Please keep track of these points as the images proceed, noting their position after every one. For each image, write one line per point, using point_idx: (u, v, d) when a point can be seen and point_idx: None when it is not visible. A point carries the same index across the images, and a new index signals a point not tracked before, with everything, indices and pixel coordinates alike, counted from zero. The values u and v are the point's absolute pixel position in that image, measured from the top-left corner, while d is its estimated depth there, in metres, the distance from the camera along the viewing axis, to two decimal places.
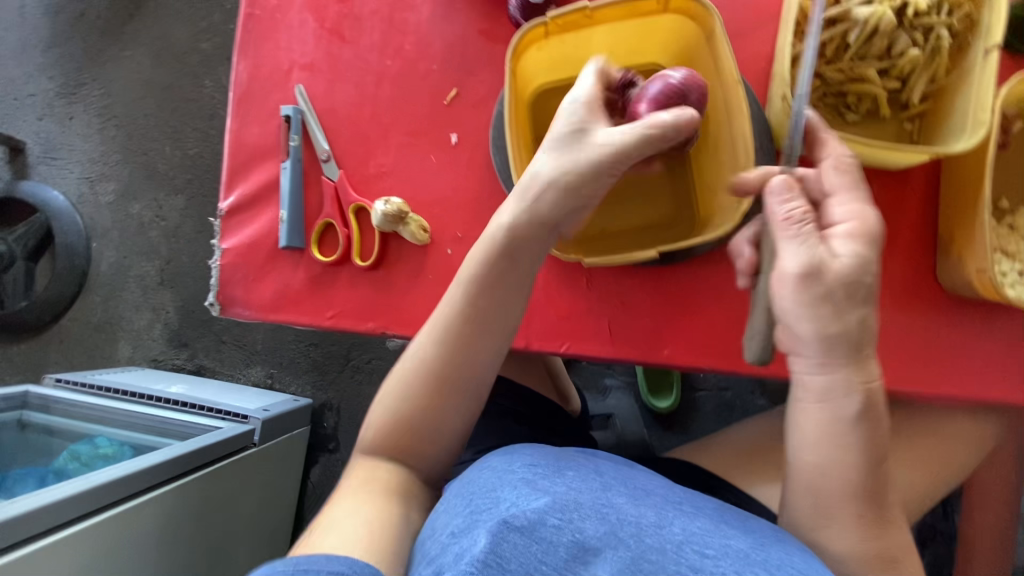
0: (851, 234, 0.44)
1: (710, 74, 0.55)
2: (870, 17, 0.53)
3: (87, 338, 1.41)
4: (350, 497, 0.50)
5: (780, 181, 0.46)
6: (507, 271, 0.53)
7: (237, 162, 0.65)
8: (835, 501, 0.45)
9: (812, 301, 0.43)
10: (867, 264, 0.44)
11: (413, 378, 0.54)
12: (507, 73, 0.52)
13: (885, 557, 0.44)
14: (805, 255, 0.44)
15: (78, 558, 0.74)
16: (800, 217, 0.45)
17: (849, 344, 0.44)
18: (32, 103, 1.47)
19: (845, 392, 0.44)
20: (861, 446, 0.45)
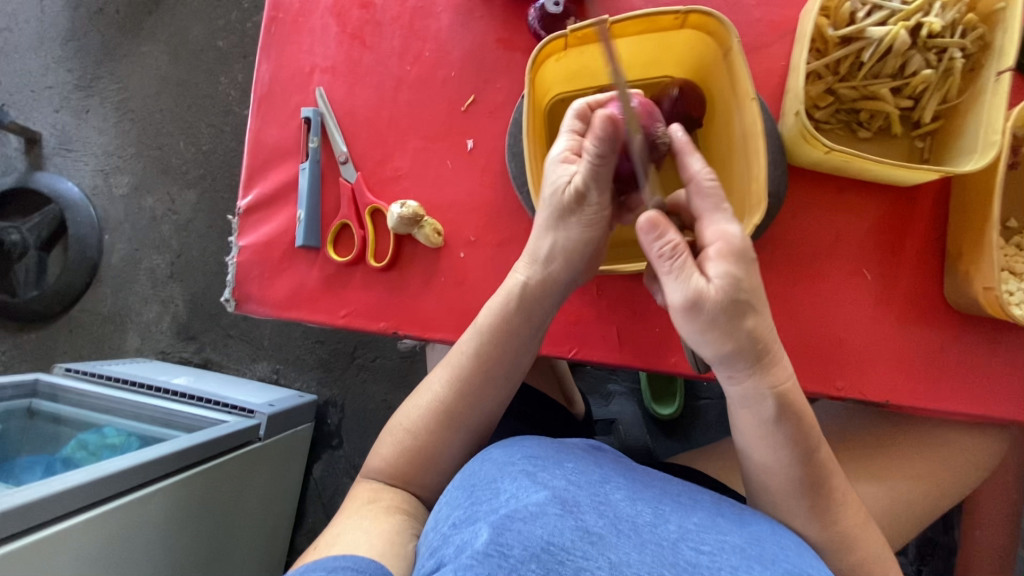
0: (721, 256, 0.42)
1: (725, 88, 0.55)
2: (885, 36, 0.54)
3: (96, 328, 1.43)
4: (356, 512, 0.54)
5: (646, 220, 0.43)
6: (522, 327, 0.56)
7: (256, 162, 0.66)
8: (785, 496, 0.48)
9: (705, 328, 0.42)
10: (741, 283, 0.41)
11: (428, 415, 0.57)
12: (527, 86, 0.54)
13: (840, 537, 0.48)
14: (682, 288, 0.42)
15: (87, 545, 0.75)
16: (670, 253, 0.42)
17: (750, 356, 0.43)
18: (49, 95, 1.49)
19: (759, 399, 0.45)
20: (789, 443, 0.47)
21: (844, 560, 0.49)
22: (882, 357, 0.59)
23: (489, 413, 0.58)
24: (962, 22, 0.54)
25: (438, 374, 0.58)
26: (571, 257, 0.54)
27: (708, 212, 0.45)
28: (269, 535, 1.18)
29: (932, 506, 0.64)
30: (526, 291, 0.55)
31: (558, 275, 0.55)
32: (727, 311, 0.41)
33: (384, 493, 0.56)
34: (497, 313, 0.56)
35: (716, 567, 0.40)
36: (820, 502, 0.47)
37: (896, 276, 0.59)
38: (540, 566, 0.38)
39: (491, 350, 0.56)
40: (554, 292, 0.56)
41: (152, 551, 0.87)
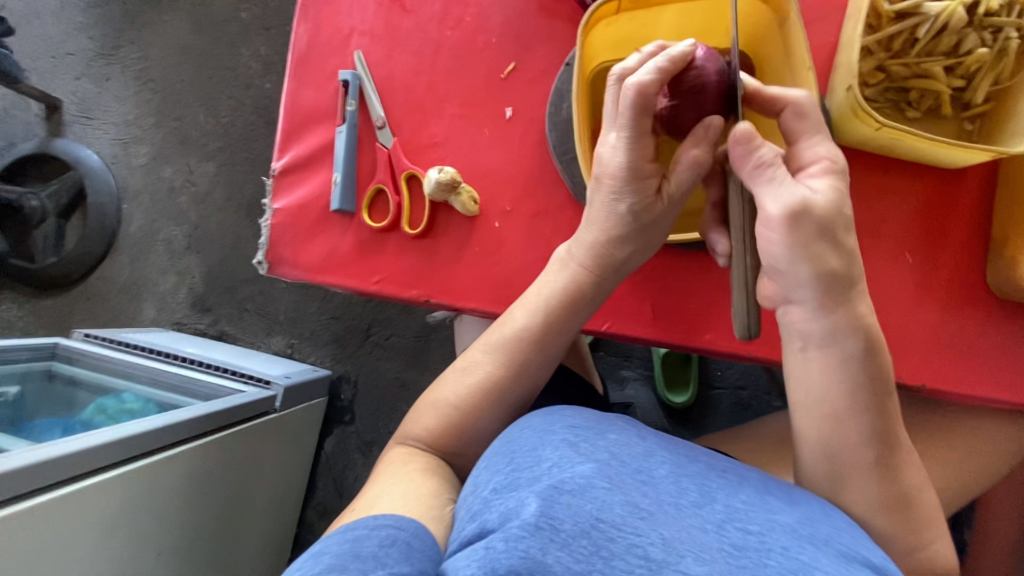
0: (826, 172, 0.45)
1: (778, 60, 0.55)
2: (941, 13, 0.53)
3: (112, 297, 1.43)
4: (393, 475, 0.53)
5: (744, 130, 0.44)
6: (578, 305, 0.57)
7: (291, 125, 0.66)
8: (855, 449, 0.48)
9: (808, 241, 0.44)
10: (842, 197, 0.45)
11: (471, 390, 0.57)
12: (578, 49, 0.53)
13: (901, 497, 0.48)
14: (788, 197, 0.43)
15: (109, 504, 0.76)
16: (771, 161, 0.44)
17: (842, 281, 0.45)
18: (70, 62, 1.48)
19: (845, 332, 0.46)
20: (868, 380, 0.47)
21: (897, 523, 0.48)
22: (920, 340, 0.58)
23: (533, 385, 0.58)
24: (1020, 1, 0.53)
25: (480, 351, 0.58)
26: (642, 243, 0.56)
27: (805, 134, 0.47)
28: (281, 505, 1.19)
29: (957, 492, 0.64)
30: (587, 274, 0.56)
31: (622, 258, 0.56)
32: (829, 221, 0.44)
33: (416, 457, 0.56)
34: (554, 292, 0.57)
35: (766, 548, 0.40)
36: (885, 454, 0.48)
37: (938, 258, 0.58)
38: (591, 543, 0.39)
39: (544, 328, 0.57)
40: (612, 274, 0.57)
41: (171, 513, 0.88)
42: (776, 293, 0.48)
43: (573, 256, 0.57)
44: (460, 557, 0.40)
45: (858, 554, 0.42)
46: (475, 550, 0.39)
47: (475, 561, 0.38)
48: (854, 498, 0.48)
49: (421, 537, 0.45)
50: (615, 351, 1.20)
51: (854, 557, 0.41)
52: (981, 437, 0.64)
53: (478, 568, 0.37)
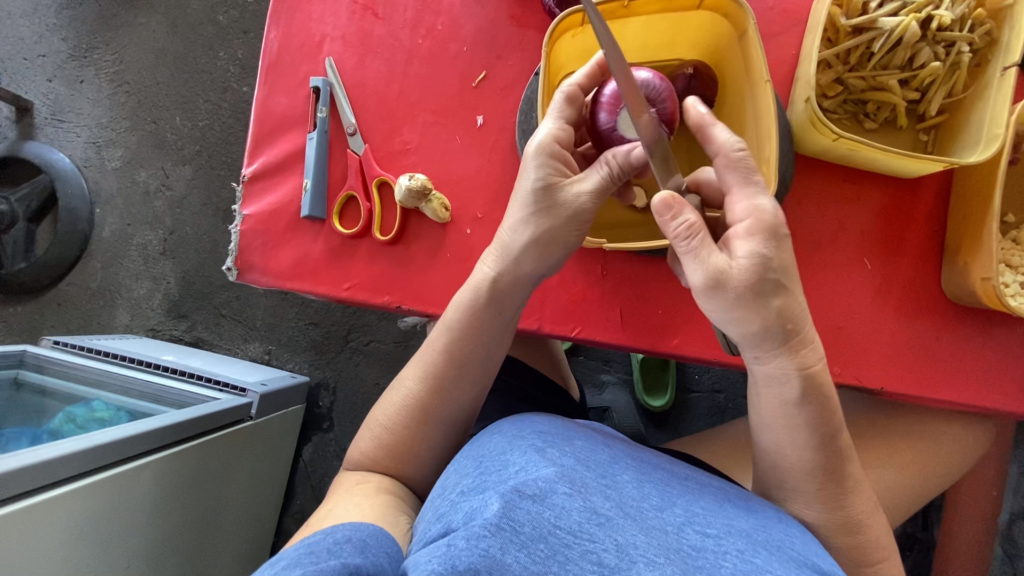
0: (749, 235, 0.43)
1: (740, 72, 0.56)
2: (896, 27, 0.54)
3: (85, 303, 1.40)
4: (346, 495, 0.54)
5: (662, 200, 0.44)
6: (492, 321, 0.56)
7: (262, 130, 0.66)
8: (794, 480, 0.50)
9: (730, 306, 0.45)
10: (768, 261, 0.43)
11: (402, 411, 0.57)
12: (543, 60, 0.55)
13: (847, 522, 0.50)
14: (704, 268, 0.44)
15: (77, 515, 0.74)
16: (687, 234, 0.44)
17: (777, 336, 0.45)
18: (42, 64, 1.46)
19: (784, 378, 0.47)
20: (809, 424, 0.48)
21: (845, 540, 0.50)
22: (879, 345, 0.60)
23: (465, 403, 0.58)
24: (970, 17, 0.55)
25: (411, 370, 0.59)
26: (538, 256, 0.55)
27: (738, 186, 0.46)
28: (257, 514, 1.18)
29: (918, 492, 0.65)
30: (497, 286, 0.55)
31: (531, 271, 0.55)
32: (754, 287, 0.43)
33: (372, 477, 0.56)
34: (466, 307, 0.56)
35: (722, 551, 0.41)
36: (831, 488, 0.49)
37: (897, 265, 0.60)
38: (548, 547, 0.39)
39: (461, 344, 0.56)
40: (522, 287, 0.56)
41: (141, 524, 0.86)
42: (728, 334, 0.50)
43: (484, 263, 0.57)
44: (423, 553, 0.40)
45: (808, 560, 0.43)
46: (437, 547, 0.39)
47: (435, 557, 0.38)
48: (802, 513, 0.50)
49: (378, 536, 0.46)
50: (594, 355, 1.21)
51: (805, 563, 0.42)
52: (942, 438, 0.66)
53: (437, 563, 0.37)
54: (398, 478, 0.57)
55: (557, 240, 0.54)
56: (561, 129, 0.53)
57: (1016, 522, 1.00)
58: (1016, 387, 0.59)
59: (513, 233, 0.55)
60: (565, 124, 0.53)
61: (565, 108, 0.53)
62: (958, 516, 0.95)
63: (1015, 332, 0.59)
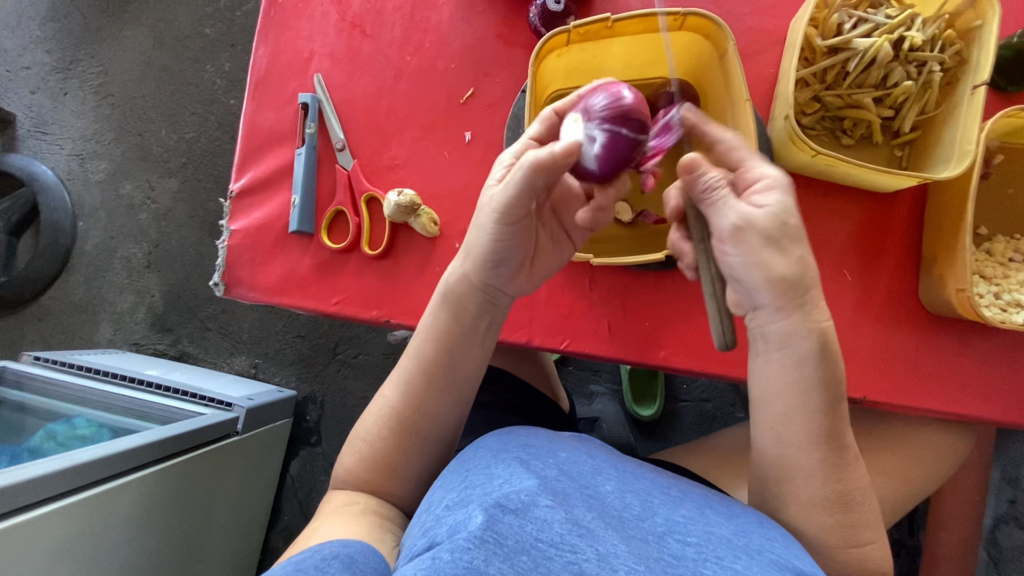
0: (770, 187, 0.47)
1: (721, 90, 0.58)
2: (870, 47, 0.56)
3: (67, 317, 1.38)
4: (332, 514, 0.54)
5: (692, 160, 0.49)
6: (454, 330, 0.57)
7: (250, 146, 0.66)
8: (799, 452, 0.50)
9: (754, 254, 0.47)
10: (789, 211, 0.47)
11: (381, 422, 0.57)
12: (530, 77, 0.56)
13: (844, 498, 0.49)
14: (733, 214, 0.47)
15: (58, 536, 0.72)
16: (715, 183, 0.48)
17: (796, 288, 0.48)
18: (25, 76, 1.44)
19: (801, 335, 0.48)
20: (822, 385, 0.49)
21: (836, 520, 0.49)
22: (861, 355, 0.61)
23: (441, 418, 0.57)
24: (941, 37, 0.57)
25: (393, 380, 0.59)
26: (483, 262, 0.54)
27: (754, 150, 0.50)
28: (243, 531, 1.15)
29: (902, 499, 0.66)
30: (451, 291, 0.56)
31: (472, 276, 0.55)
32: (773, 234, 0.47)
33: (358, 497, 0.56)
34: (435, 312, 0.57)
35: (701, 559, 0.42)
36: (835, 454, 0.49)
37: (875, 275, 0.62)
38: (531, 559, 0.39)
39: (433, 351, 0.57)
40: (472, 293, 0.56)
41: (124, 543, 0.84)
42: (740, 301, 0.51)
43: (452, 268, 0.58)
44: (409, 566, 0.40)
45: (789, 563, 0.43)
46: (422, 560, 0.39)
47: (419, 570, 0.38)
48: (797, 494, 0.50)
49: (366, 551, 0.46)
50: (583, 365, 1.21)
51: (785, 566, 0.42)
52: (924, 445, 0.67)
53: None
54: (389, 493, 0.57)
55: (486, 246, 0.53)
56: (529, 146, 0.54)
57: (1000, 526, 1.01)
58: (993, 394, 0.60)
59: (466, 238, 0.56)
60: (535, 143, 0.54)
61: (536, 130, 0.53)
62: (943, 521, 0.96)
63: (992, 341, 0.61)
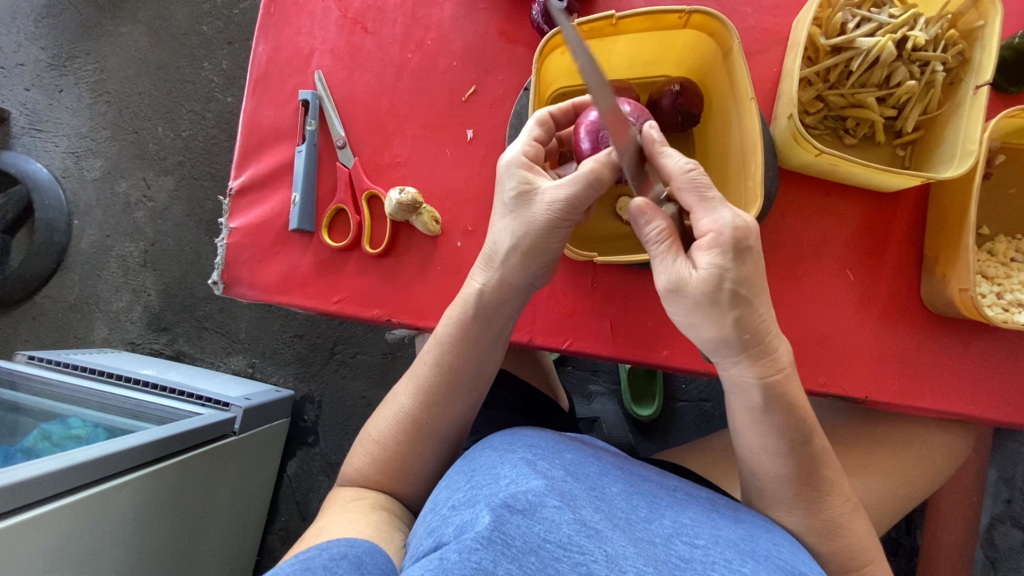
0: (707, 248, 0.45)
1: (725, 89, 0.58)
2: (873, 47, 0.56)
3: (62, 316, 1.37)
4: (339, 509, 0.53)
5: (638, 204, 0.47)
6: (481, 335, 0.56)
7: (250, 143, 0.65)
8: (770, 483, 0.51)
9: (688, 311, 0.47)
10: (724, 273, 0.44)
11: (395, 425, 0.57)
12: (534, 76, 0.55)
13: (828, 526, 0.50)
14: (666, 273, 0.46)
15: (54, 537, 0.72)
16: (654, 239, 0.47)
17: (737, 343, 0.47)
18: (20, 73, 1.43)
19: (748, 386, 0.48)
20: (777, 431, 0.49)
21: (829, 545, 0.50)
22: (863, 354, 0.61)
23: (459, 420, 0.57)
24: (944, 37, 0.57)
25: (405, 386, 0.58)
26: (528, 262, 0.54)
27: (697, 203, 0.46)
28: (240, 531, 1.15)
29: (902, 498, 0.66)
30: (482, 298, 0.55)
31: (516, 277, 0.54)
32: (707, 296, 0.45)
33: (366, 493, 0.56)
34: (455, 322, 0.56)
35: (709, 561, 0.42)
36: (803, 492, 0.49)
37: (878, 275, 0.62)
38: (539, 560, 0.39)
39: (452, 357, 0.56)
40: (509, 297, 0.56)
41: (121, 545, 0.84)
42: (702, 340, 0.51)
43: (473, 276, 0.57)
44: (415, 567, 0.39)
45: (795, 569, 0.43)
46: (429, 560, 0.39)
47: (427, 570, 0.38)
48: (784, 520, 0.51)
49: (373, 552, 0.45)
50: (582, 365, 1.21)
51: (792, 572, 0.43)
52: (925, 445, 0.67)
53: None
54: (389, 494, 0.56)
55: (535, 247, 0.53)
56: (533, 146, 0.54)
57: (997, 526, 1.02)
58: (994, 394, 0.60)
59: (497, 243, 0.54)
60: (536, 141, 0.54)
61: (539, 131, 0.54)
62: (940, 521, 0.96)
63: (994, 341, 0.61)
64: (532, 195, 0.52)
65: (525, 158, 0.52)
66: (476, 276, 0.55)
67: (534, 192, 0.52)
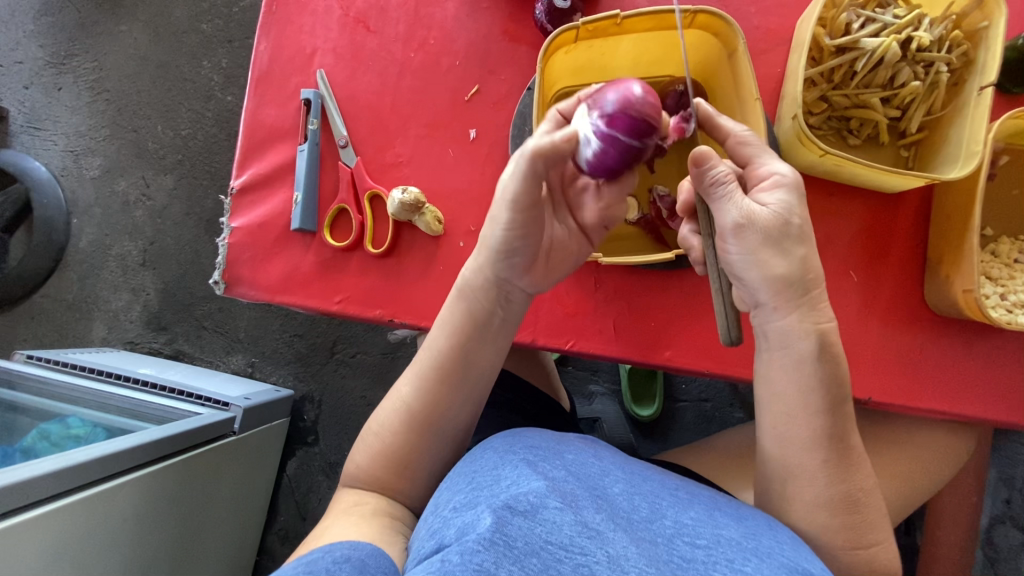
0: (778, 185, 0.48)
1: (729, 89, 0.58)
2: (878, 47, 0.56)
3: (60, 316, 1.36)
4: (340, 515, 0.53)
5: (701, 151, 0.47)
6: (474, 325, 0.56)
7: (252, 141, 0.65)
8: (801, 451, 0.50)
9: (757, 248, 0.48)
10: (793, 209, 0.48)
11: (395, 417, 0.57)
12: (538, 74, 0.55)
13: (848, 499, 0.49)
14: (736, 212, 0.47)
15: (52, 538, 0.71)
16: (724, 178, 0.47)
17: (797, 285, 0.48)
18: (18, 71, 1.42)
19: (801, 336, 0.49)
20: (824, 384, 0.49)
21: (840, 520, 0.49)
22: (866, 355, 0.61)
23: (455, 415, 0.57)
24: (948, 38, 0.57)
25: (406, 377, 0.58)
26: (496, 257, 0.54)
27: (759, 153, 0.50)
28: (240, 531, 1.14)
29: (904, 499, 0.66)
30: (469, 287, 0.56)
31: (487, 270, 0.55)
32: (776, 232, 0.47)
33: (367, 497, 0.55)
34: (450, 307, 0.57)
35: (712, 561, 0.42)
36: (837, 455, 0.49)
37: (880, 275, 0.62)
38: (541, 562, 0.39)
39: (448, 346, 0.56)
40: (486, 288, 0.56)
41: (120, 545, 0.83)
42: (744, 297, 0.51)
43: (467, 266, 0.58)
44: (417, 569, 0.39)
45: (800, 566, 0.43)
46: (431, 563, 0.39)
47: (429, 572, 0.37)
48: (801, 494, 0.50)
49: (377, 555, 0.45)
50: (582, 365, 1.21)
51: (796, 569, 0.42)
52: (927, 446, 0.67)
53: None
54: (391, 495, 0.56)
55: (501, 241, 0.53)
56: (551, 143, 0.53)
57: (997, 526, 1.02)
58: (997, 395, 0.60)
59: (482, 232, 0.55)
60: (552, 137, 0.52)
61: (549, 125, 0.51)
62: (940, 522, 0.96)
63: (998, 342, 0.61)
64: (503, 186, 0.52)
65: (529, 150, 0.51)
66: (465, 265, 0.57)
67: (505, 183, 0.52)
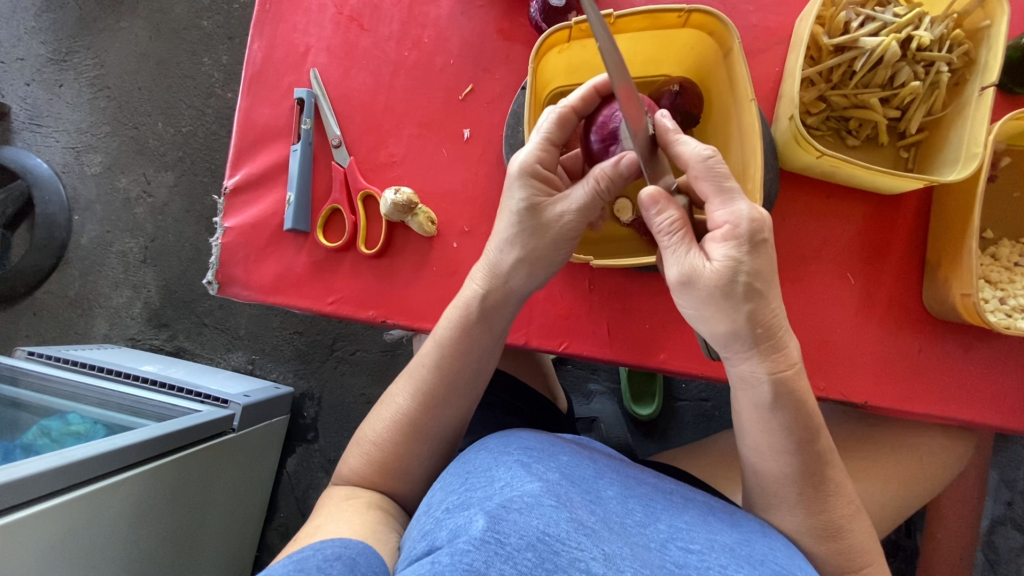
0: (724, 238, 0.43)
1: (724, 89, 0.57)
2: (877, 47, 0.55)
3: (62, 312, 1.37)
4: (332, 509, 0.53)
5: (648, 194, 0.45)
6: (481, 335, 0.56)
7: (245, 141, 0.65)
8: (777, 483, 0.50)
9: (700, 303, 0.45)
10: (740, 266, 0.43)
11: (392, 427, 0.56)
12: (530, 74, 0.54)
13: (830, 528, 0.49)
14: (679, 264, 0.45)
15: (51, 535, 0.72)
16: (668, 229, 0.45)
17: (749, 337, 0.45)
18: (20, 67, 1.43)
19: (756, 382, 0.47)
20: (786, 428, 0.48)
21: (827, 547, 0.49)
22: (863, 360, 0.60)
23: (455, 421, 0.57)
24: (949, 37, 0.56)
25: (402, 386, 0.58)
26: (533, 272, 0.54)
27: (714, 195, 0.45)
28: (240, 527, 1.15)
29: (902, 504, 0.66)
30: (486, 301, 0.55)
31: (517, 286, 0.55)
32: (721, 288, 0.43)
33: (361, 492, 0.55)
34: (456, 324, 0.56)
35: (704, 567, 0.41)
36: (809, 492, 0.49)
37: (878, 279, 0.61)
38: (536, 555, 0.39)
39: (449, 359, 0.56)
40: (510, 302, 0.56)
41: (119, 542, 0.84)
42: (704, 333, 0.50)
43: (472, 279, 0.56)
44: (408, 570, 0.39)
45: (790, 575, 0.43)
46: (422, 564, 0.39)
47: (420, 572, 0.37)
48: (781, 521, 0.50)
49: (367, 554, 0.45)
50: (581, 364, 1.20)
51: None
52: (925, 451, 0.67)
53: None
54: (387, 496, 0.56)
55: (544, 257, 0.53)
56: (544, 149, 0.51)
57: (997, 528, 1.01)
58: (997, 400, 0.60)
59: (502, 252, 0.54)
60: (549, 144, 0.51)
61: (554, 129, 0.51)
62: (941, 524, 0.95)
63: (998, 346, 0.60)
64: (544, 204, 0.51)
65: (534, 166, 0.51)
66: (476, 281, 0.55)
67: (545, 202, 0.51)
